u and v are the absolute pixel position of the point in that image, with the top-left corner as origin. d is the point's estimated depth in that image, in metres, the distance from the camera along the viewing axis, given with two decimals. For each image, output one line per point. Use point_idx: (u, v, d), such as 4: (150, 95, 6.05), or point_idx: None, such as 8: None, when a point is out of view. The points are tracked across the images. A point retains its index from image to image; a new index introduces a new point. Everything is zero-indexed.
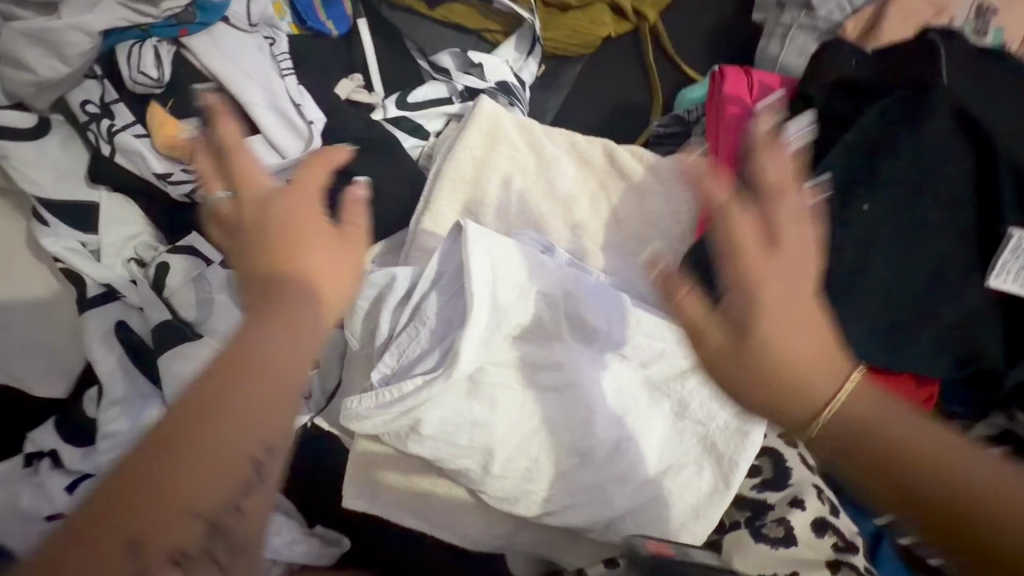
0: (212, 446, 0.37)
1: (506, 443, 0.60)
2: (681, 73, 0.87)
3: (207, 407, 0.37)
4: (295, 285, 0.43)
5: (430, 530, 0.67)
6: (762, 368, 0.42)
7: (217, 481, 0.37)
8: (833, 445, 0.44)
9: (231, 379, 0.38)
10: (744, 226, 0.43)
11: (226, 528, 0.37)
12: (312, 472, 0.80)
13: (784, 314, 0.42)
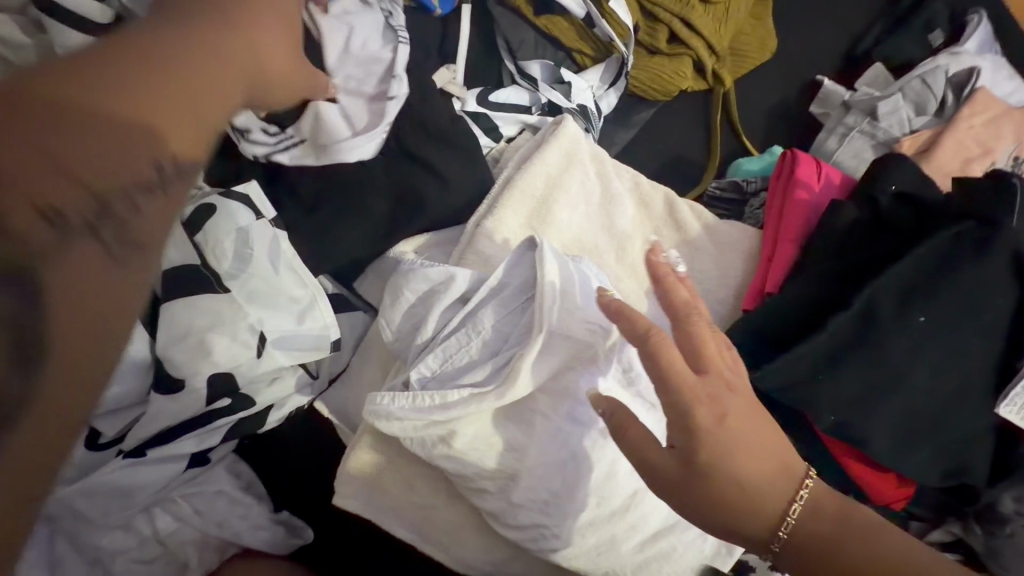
0: (89, 110, 0.31)
1: (533, 471, 0.58)
2: (741, 143, 0.90)
3: (70, 69, 0.31)
4: (232, 14, 0.41)
5: (420, 543, 0.63)
6: (718, 495, 0.48)
7: (123, 166, 0.32)
8: (800, 559, 0.50)
9: (118, 54, 0.34)
10: (682, 367, 0.48)
11: (115, 214, 0.32)
12: (286, 458, 0.72)
13: (730, 446, 0.48)
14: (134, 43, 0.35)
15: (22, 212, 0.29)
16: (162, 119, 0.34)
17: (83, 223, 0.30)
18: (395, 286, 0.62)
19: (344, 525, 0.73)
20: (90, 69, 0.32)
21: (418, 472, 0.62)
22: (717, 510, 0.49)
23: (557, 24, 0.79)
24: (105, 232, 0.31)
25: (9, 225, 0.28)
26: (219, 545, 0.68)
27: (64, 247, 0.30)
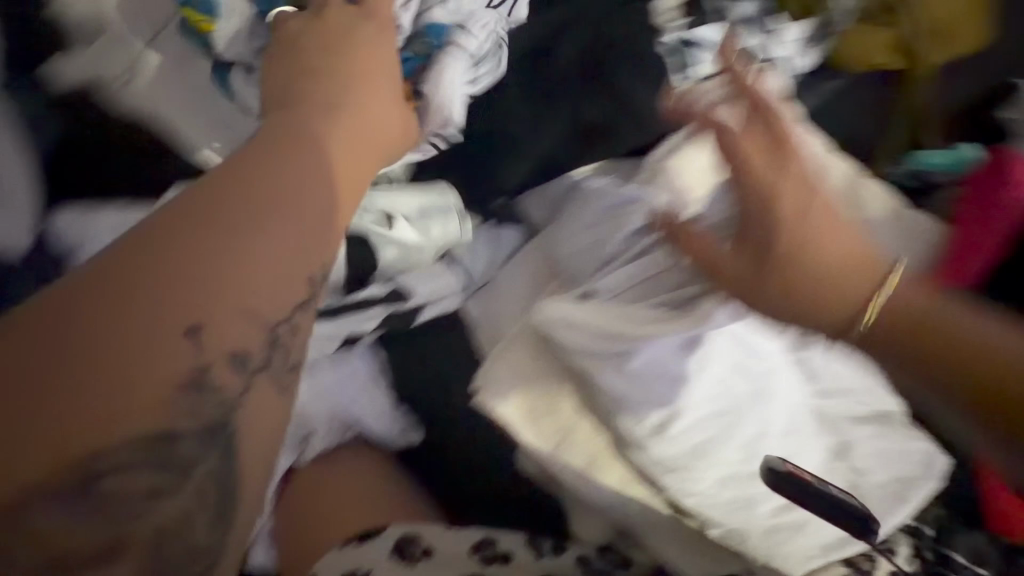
0: (262, 243, 0.36)
1: (693, 413, 0.57)
2: (927, 134, 0.84)
3: (226, 203, 0.36)
4: (355, 97, 0.45)
5: (550, 458, 0.62)
6: (790, 281, 0.48)
7: (279, 293, 0.36)
8: (889, 341, 0.47)
9: (265, 167, 0.38)
10: (746, 148, 0.50)
11: (283, 342, 0.37)
12: (415, 355, 0.72)
13: (799, 230, 0.48)
14: (273, 155, 0.39)
15: (227, 361, 0.34)
16: (316, 233, 0.39)
17: (262, 357, 0.36)
18: (581, 204, 0.62)
19: (456, 437, 0.73)
20: (242, 215, 0.35)
21: (561, 392, 0.63)
22: (794, 299, 0.48)
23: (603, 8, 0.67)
24: (277, 361, 0.37)
25: (214, 381, 0.34)
26: (343, 423, 0.71)
27: (250, 382, 0.35)
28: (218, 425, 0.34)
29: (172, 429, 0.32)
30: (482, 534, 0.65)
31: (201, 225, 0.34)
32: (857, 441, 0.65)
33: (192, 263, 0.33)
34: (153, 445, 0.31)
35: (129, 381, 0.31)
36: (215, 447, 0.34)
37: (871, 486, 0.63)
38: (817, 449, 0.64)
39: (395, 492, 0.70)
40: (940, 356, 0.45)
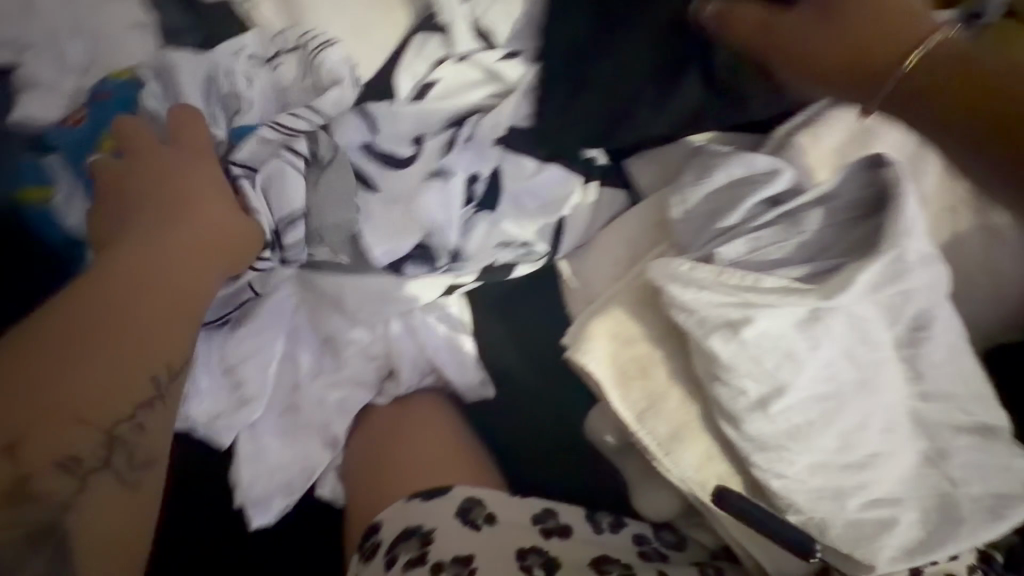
0: (92, 359, 0.46)
1: (799, 392, 0.55)
2: None
3: (66, 335, 0.46)
4: (190, 214, 0.54)
5: (633, 422, 0.62)
6: (841, 20, 0.52)
7: (101, 409, 0.46)
8: (904, 87, 0.50)
9: (121, 293, 0.49)
10: None
11: (125, 439, 0.48)
12: (504, 310, 0.73)
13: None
14: (107, 290, 0.49)
15: (54, 468, 0.45)
16: (133, 382, 0.48)
17: (94, 460, 0.46)
18: (703, 165, 0.60)
19: (530, 394, 0.75)
20: (108, 338, 0.47)
21: (656, 358, 0.62)
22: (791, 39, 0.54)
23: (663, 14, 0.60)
24: (115, 459, 0.48)
25: (41, 488, 0.44)
26: (423, 368, 0.71)
27: (90, 487, 0.47)
28: (48, 528, 0.45)
29: (60, 518, 0.45)
30: (543, 507, 0.62)
31: (79, 341, 0.46)
32: (957, 450, 0.61)
33: (42, 386, 0.45)
34: (11, 501, 0.43)
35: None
36: (116, 452, 0.48)
37: (966, 497, 0.60)
38: (910, 452, 0.61)
39: (462, 446, 0.70)
40: (972, 98, 0.48)
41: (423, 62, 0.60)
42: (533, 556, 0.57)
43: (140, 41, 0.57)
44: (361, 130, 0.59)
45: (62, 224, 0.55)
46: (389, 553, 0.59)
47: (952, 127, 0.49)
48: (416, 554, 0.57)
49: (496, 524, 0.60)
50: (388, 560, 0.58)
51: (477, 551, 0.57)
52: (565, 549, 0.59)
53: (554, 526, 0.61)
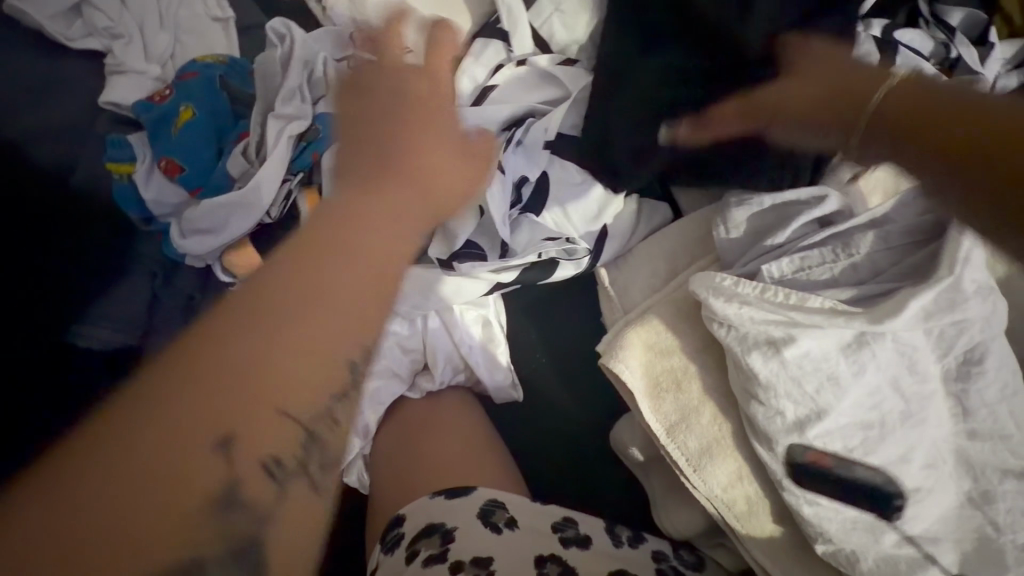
0: (306, 309, 0.36)
1: (839, 418, 0.54)
2: None
3: (281, 293, 0.36)
4: (423, 147, 0.47)
5: (662, 434, 0.61)
6: (808, 86, 0.53)
7: (304, 380, 0.35)
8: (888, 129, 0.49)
9: (328, 242, 0.39)
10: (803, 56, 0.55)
11: (318, 438, 0.36)
12: (538, 314, 0.75)
13: (825, 57, 0.54)
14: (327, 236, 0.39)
15: (255, 472, 0.33)
16: (343, 323, 0.37)
17: (292, 459, 0.35)
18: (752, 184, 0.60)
19: (558, 402, 0.76)
20: (318, 249, 0.38)
21: (691, 372, 0.62)
22: (771, 97, 0.54)
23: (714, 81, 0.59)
24: (311, 463, 0.36)
25: (244, 496, 0.33)
26: (455, 365, 0.72)
27: (280, 496, 0.34)
28: (243, 542, 0.33)
29: (257, 531, 0.33)
30: (561, 515, 0.62)
31: (315, 259, 0.37)
32: (1005, 495, 0.58)
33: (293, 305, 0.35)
34: (213, 507, 0.32)
35: (262, 389, 0.33)
36: (309, 454, 0.35)
37: (1013, 547, 0.56)
38: (950, 491, 0.59)
39: (487, 447, 0.70)
40: (911, 125, 0.47)
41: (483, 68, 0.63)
42: (552, 562, 0.56)
43: (221, 33, 0.59)
44: None
45: (143, 201, 0.54)
46: (410, 546, 0.56)
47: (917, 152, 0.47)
48: (438, 551, 0.55)
49: (517, 529, 0.59)
50: (408, 554, 0.56)
51: (498, 553, 0.55)
52: (583, 559, 0.58)
53: (572, 535, 0.60)
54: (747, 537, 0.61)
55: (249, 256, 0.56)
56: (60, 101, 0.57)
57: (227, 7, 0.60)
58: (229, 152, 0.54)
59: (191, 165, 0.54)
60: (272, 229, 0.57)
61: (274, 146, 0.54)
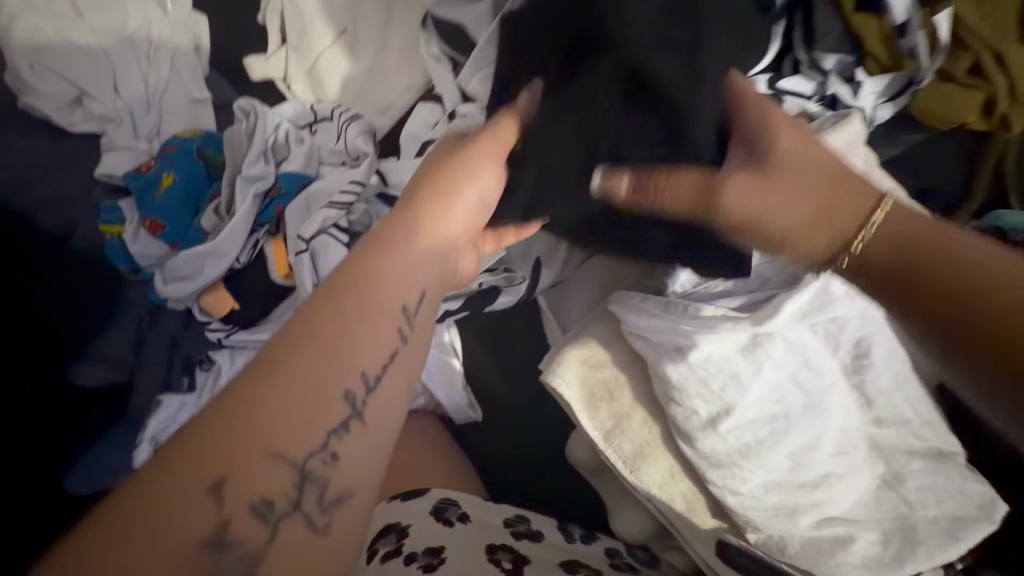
0: (320, 346, 0.41)
1: (745, 413, 0.60)
2: (1006, 192, 0.83)
3: (302, 333, 0.41)
4: (440, 198, 0.55)
5: (601, 439, 0.68)
6: (788, 194, 0.50)
7: (311, 413, 0.39)
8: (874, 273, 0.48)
9: (344, 289, 0.45)
10: (777, 127, 0.51)
11: (316, 474, 0.39)
12: (489, 338, 0.83)
13: (805, 156, 0.51)
14: (344, 284, 0.46)
15: (248, 512, 0.36)
16: (352, 351, 0.43)
17: (286, 500, 0.37)
18: None
19: (515, 419, 0.82)
20: (345, 294, 0.45)
21: (621, 381, 0.68)
22: (740, 197, 0.50)
23: (678, 109, 0.49)
24: (306, 501, 0.38)
25: (235, 539, 0.35)
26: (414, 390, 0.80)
27: (278, 533, 0.37)
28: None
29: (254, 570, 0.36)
30: (514, 514, 0.69)
31: (335, 298, 0.44)
32: (913, 474, 0.64)
33: (310, 344, 0.41)
34: (207, 552, 0.34)
35: (263, 428, 0.37)
36: (307, 490, 0.38)
37: (922, 519, 0.62)
38: (867, 476, 0.64)
39: (448, 459, 0.78)
40: (902, 272, 0.47)
41: (421, 125, 0.72)
42: (503, 550, 0.62)
43: (197, 114, 0.70)
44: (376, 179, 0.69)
45: (130, 255, 0.64)
46: (370, 548, 0.62)
47: (897, 301, 0.47)
48: (393, 547, 0.61)
49: (470, 523, 0.65)
50: (369, 555, 0.62)
51: (449, 544, 0.61)
52: (535, 549, 0.63)
53: (524, 529, 0.66)
54: (689, 530, 0.67)
55: (223, 298, 0.66)
56: (61, 177, 0.67)
57: (205, 89, 0.71)
58: (204, 210, 0.64)
59: (170, 223, 0.63)
60: (241, 273, 0.66)
61: (239, 204, 0.63)
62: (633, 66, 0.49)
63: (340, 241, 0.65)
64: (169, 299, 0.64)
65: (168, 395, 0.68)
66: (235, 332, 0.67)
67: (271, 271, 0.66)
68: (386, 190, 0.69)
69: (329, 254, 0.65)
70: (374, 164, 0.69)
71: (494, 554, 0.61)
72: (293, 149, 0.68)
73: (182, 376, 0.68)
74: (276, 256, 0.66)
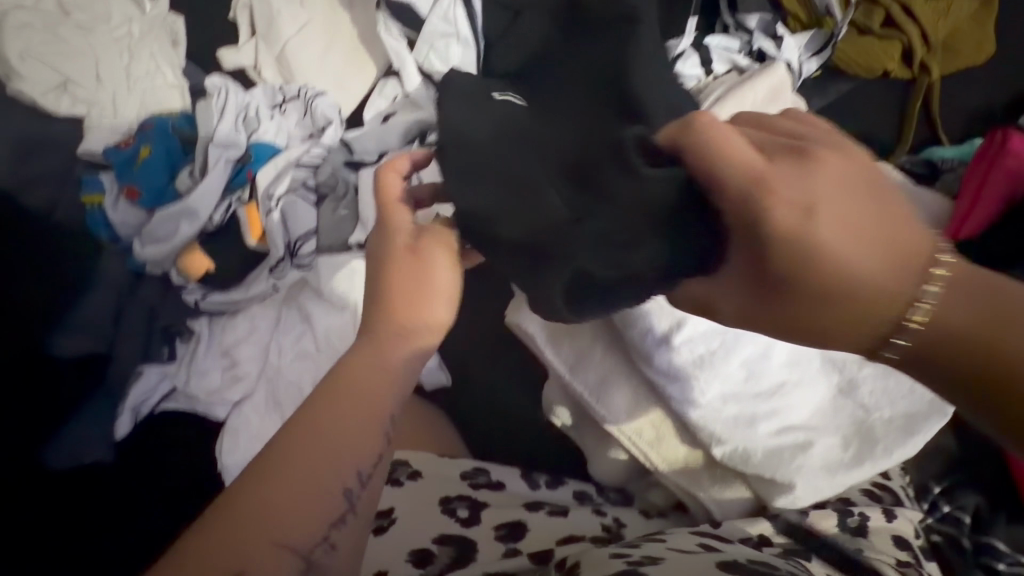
0: (323, 446, 0.43)
1: (697, 325, 0.64)
2: (933, 132, 0.89)
3: (300, 434, 0.43)
4: (400, 287, 0.50)
5: (567, 375, 0.70)
6: (812, 305, 0.36)
7: (315, 505, 0.42)
8: (932, 363, 0.35)
9: (335, 392, 0.45)
10: (775, 190, 0.34)
11: (317, 560, 0.42)
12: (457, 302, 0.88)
13: (823, 247, 0.34)
14: (334, 385, 0.46)
15: None
16: (348, 447, 0.44)
17: None
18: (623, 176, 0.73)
19: (486, 374, 0.88)
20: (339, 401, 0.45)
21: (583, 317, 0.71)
22: (739, 317, 0.40)
23: (639, 262, 0.40)
24: None
25: None
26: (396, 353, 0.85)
27: None
28: None
29: None
30: (473, 466, 0.74)
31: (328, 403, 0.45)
32: (868, 379, 0.65)
33: (308, 447, 0.42)
34: None
35: (266, 526, 0.39)
36: None
37: (879, 421, 0.65)
38: (823, 385, 0.66)
39: (421, 416, 0.82)
40: (966, 368, 0.34)
41: (383, 99, 0.79)
42: (459, 500, 0.67)
43: (174, 99, 0.75)
44: (339, 143, 0.75)
45: (110, 223, 0.68)
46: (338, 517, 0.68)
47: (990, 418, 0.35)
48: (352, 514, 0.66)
49: (422, 478, 0.70)
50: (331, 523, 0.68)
51: (399, 504, 0.66)
52: (492, 496, 0.69)
53: (483, 480, 0.72)
54: (659, 459, 0.68)
55: (199, 260, 0.69)
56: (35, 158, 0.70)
57: (182, 77, 0.77)
58: (180, 176, 0.70)
59: (147, 189, 0.68)
60: (214, 235, 0.70)
61: (212, 169, 0.68)
62: (591, 270, 0.42)
63: (309, 199, 0.71)
64: (147, 262, 0.69)
65: (150, 365, 0.74)
66: (211, 294, 0.71)
67: (244, 234, 0.70)
68: (350, 153, 0.75)
69: (300, 212, 0.71)
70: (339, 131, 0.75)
71: (448, 506, 0.66)
72: (264, 122, 0.74)
73: (162, 347, 0.74)
74: (249, 220, 0.70)
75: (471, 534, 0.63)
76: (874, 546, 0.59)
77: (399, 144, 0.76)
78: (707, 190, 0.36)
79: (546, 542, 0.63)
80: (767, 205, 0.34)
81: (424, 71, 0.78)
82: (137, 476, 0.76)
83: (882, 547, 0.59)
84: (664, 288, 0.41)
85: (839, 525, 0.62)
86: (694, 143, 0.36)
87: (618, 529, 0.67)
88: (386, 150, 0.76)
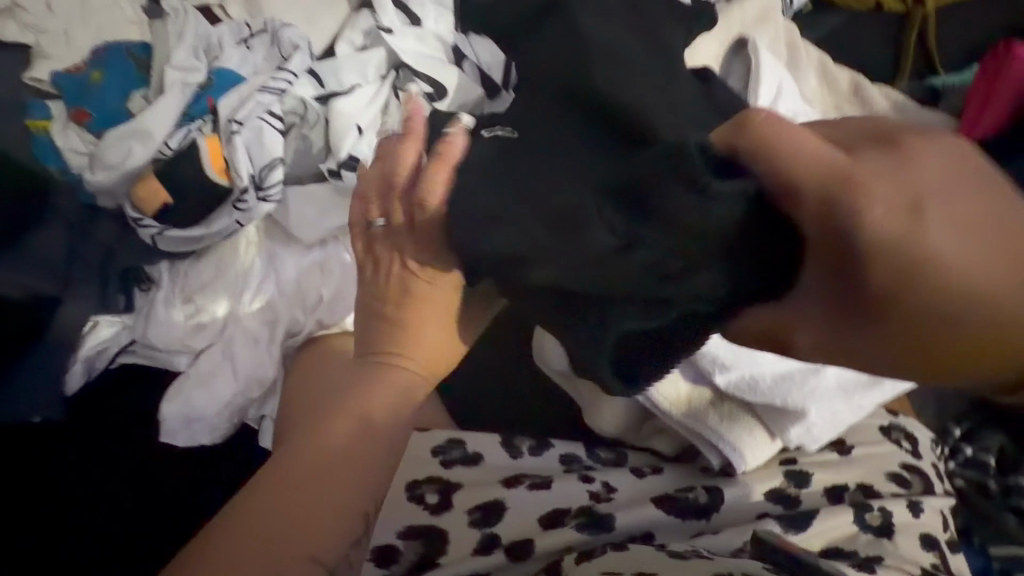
0: (340, 472, 0.51)
1: None
2: (930, 65, 0.86)
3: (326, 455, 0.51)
4: (416, 325, 0.56)
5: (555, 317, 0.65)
6: (952, 332, 0.30)
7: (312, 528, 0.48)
8: None
9: (355, 424, 0.53)
10: (869, 186, 0.31)
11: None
12: None
13: (949, 259, 0.29)
14: (357, 419, 0.53)
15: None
16: (361, 479, 0.52)
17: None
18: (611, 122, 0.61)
19: None
20: (358, 427, 0.53)
21: None
22: (829, 356, 0.35)
23: (693, 296, 0.37)
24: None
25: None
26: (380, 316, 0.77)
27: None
28: None
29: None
30: (447, 439, 0.68)
31: (350, 430, 0.53)
32: None
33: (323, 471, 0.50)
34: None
35: (271, 533, 0.47)
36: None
37: None
38: None
39: None
40: None
41: (356, 32, 0.73)
42: (428, 484, 0.63)
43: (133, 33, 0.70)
44: (310, 75, 0.70)
45: (58, 149, 0.65)
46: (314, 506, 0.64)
47: None
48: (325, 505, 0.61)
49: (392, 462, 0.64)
50: None
51: None
52: (468, 475, 0.64)
53: (457, 455, 0.66)
54: (664, 398, 0.62)
55: (156, 190, 0.64)
56: None
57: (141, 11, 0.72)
58: (134, 99, 0.66)
59: (98, 112, 0.64)
60: (170, 164, 0.64)
61: (169, 90, 0.65)
62: (637, 317, 0.39)
63: (275, 126, 0.66)
64: (99, 192, 0.65)
65: (106, 315, 0.68)
66: (169, 229, 0.66)
67: (205, 165, 0.65)
68: (322, 85, 0.70)
69: (266, 138, 0.66)
70: (309, 62, 0.70)
71: (415, 493, 0.61)
72: (229, 51, 0.70)
73: (118, 295, 0.68)
74: (210, 151, 0.65)
75: (440, 522, 0.60)
76: (897, 551, 0.57)
77: (373, 74, 0.71)
78: (772, 195, 0.34)
79: (529, 529, 0.59)
80: (864, 205, 0.31)
81: (400, 2, 0.72)
82: (97, 438, 0.70)
83: (904, 552, 0.57)
84: (724, 319, 0.38)
85: (856, 521, 0.59)
86: (775, 164, 0.33)
87: (607, 495, 0.62)
88: (360, 81, 0.70)
